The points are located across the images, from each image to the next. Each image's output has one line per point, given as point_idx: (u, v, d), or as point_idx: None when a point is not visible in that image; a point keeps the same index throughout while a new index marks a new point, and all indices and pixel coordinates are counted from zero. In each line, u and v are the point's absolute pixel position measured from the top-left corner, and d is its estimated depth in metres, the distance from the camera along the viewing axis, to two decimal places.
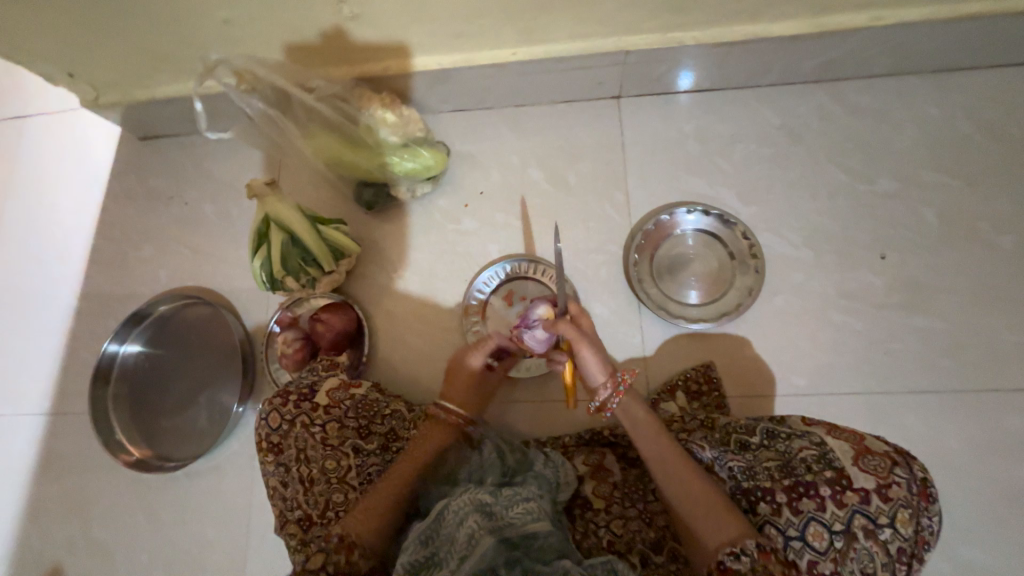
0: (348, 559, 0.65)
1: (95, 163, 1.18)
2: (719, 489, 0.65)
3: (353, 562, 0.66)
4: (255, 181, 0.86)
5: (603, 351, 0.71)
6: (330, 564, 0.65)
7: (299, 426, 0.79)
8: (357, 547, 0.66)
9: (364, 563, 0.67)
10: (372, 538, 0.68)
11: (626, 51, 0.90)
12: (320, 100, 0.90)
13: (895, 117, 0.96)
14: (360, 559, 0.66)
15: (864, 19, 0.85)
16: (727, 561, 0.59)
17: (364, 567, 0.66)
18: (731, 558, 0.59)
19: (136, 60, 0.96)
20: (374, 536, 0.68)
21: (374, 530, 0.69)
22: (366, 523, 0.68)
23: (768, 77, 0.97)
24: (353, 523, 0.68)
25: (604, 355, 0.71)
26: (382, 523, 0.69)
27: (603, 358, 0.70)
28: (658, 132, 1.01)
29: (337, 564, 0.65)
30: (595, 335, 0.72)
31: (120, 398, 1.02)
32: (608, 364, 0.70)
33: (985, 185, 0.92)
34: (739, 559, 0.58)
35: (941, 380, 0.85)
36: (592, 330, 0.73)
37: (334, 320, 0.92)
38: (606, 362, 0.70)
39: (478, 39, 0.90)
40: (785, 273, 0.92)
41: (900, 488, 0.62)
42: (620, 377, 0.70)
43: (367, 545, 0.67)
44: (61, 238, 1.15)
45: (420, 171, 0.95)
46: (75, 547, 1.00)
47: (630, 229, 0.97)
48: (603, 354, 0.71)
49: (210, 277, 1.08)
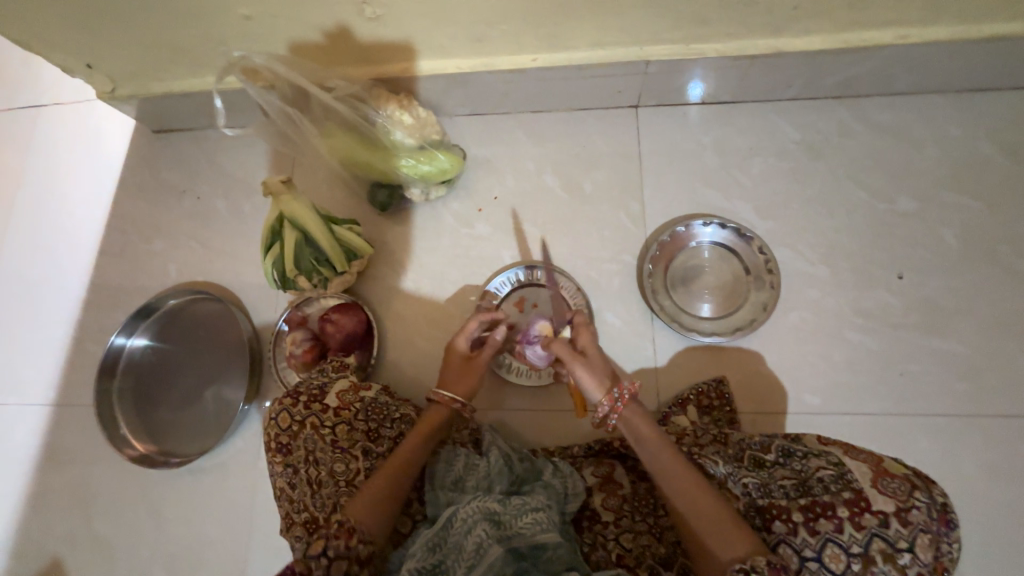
0: (348, 544, 0.62)
1: (108, 154, 1.18)
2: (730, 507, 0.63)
3: (352, 547, 0.63)
4: (271, 180, 0.85)
5: (599, 369, 0.74)
6: (330, 549, 0.61)
7: (308, 427, 0.78)
8: (357, 531, 0.64)
9: (364, 549, 0.63)
10: (375, 528, 0.66)
11: (647, 60, 0.90)
12: (338, 99, 0.89)
13: (915, 136, 0.96)
14: (359, 545, 0.63)
15: (888, 37, 0.84)
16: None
17: (362, 555, 0.63)
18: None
19: (155, 53, 0.96)
20: (375, 525, 0.66)
21: (377, 519, 0.66)
22: (369, 510, 0.67)
23: (788, 91, 0.97)
24: (356, 509, 0.66)
25: (602, 372, 0.74)
26: (384, 514, 0.67)
27: (598, 376, 0.73)
28: (676, 143, 1.00)
29: (337, 549, 0.62)
30: (592, 353, 0.76)
31: (125, 391, 1.02)
32: (605, 380, 0.73)
33: (1005, 207, 0.91)
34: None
35: (957, 403, 0.85)
36: (590, 348, 0.77)
37: (344, 322, 0.91)
38: (602, 379, 0.73)
39: (499, 44, 0.90)
40: (800, 289, 0.91)
41: (920, 513, 0.61)
42: (618, 394, 0.71)
43: (368, 531, 0.65)
44: (72, 228, 1.15)
45: (435, 175, 0.95)
46: (75, 540, 0.99)
47: (645, 239, 0.96)
48: (599, 372, 0.74)
49: (220, 273, 1.07)
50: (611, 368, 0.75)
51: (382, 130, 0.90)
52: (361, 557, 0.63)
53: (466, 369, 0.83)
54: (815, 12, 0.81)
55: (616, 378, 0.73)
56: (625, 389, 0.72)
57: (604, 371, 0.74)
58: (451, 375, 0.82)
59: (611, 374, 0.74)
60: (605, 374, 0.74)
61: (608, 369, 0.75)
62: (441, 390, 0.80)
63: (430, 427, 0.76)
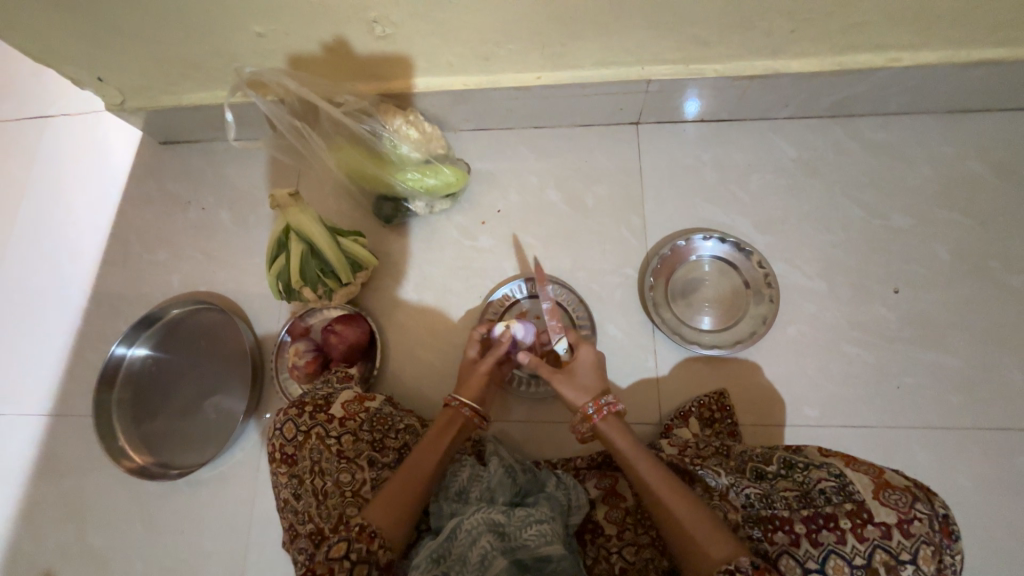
0: (369, 548, 0.64)
1: (114, 165, 1.19)
2: (713, 513, 0.65)
3: (373, 553, 0.64)
4: (278, 193, 0.86)
5: (581, 383, 0.79)
6: (352, 553, 0.63)
7: (313, 437, 0.78)
8: (378, 537, 0.65)
9: (385, 555, 0.64)
10: (394, 534, 0.66)
11: (649, 79, 0.93)
12: (348, 113, 0.91)
13: (908, 155, 0.99)
14: (380, 551, 0.64)
15: (882, 60, 0.88)
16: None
17: (382, 561, 0.64)
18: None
19: (166, 68, 0.98)
20: (395, 531, 0.67)
21: (396, 524, 0.67)
22: (390, 517, 0.67)
23: (785, 110, 1.00)
24: (376, 514, 0.67)
25: (584, 387, 0.79)
26: (402, 518, 0.68)
27: (578, 389, 0.78)
28: (676, 159, 1.03)
29: (359, 553, 0.63)
30: (580, 369, 0.80)
31: (124, 401, 1.01)
32: (585, 395, 0.78)
33: (995, 224, 0.94)
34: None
35: (954, 417, 0.86)
36: (581, 364, 0.80)
37: (347, 333, 0.91)
38: (580, 393, 0.78)
39: (506, 62, 0.92)
40: (799, 303, 0.93)
41: (921, 524, 0.62)
42: (592, 409, 0.76)
43: (388, 537, 0.66)
44: (75, 238, 1.15)
45: (441, 188, 0.96)
46: (68, 553, 0.97)
47: (646, 253, 0.98)
48: (581, 387, 0.79)
49: (223, 283, 1.08)
50: (599, 383, 0.79)
51: (388, 143, 0.91)
52: (382, 562, 0.64)
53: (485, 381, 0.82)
54: (811, 36, 0.84)
55: (599, 394, 0.78)
56: (601, 405, 0.76)
57: (587, 385, 0.79)
58: (463, 381, 0.83)
59: (595, 388, 0.79)
60: (588, 388, 0.78)
61: (593, 385, 0.79)
62: (459, 397, 0.80)
63: (441, 432, 0.77)
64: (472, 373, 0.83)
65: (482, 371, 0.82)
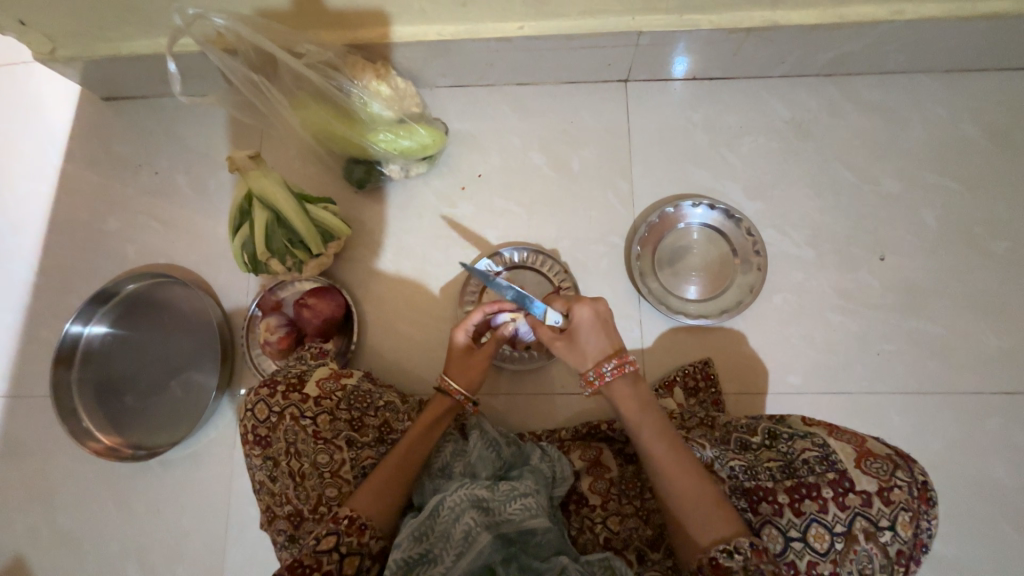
0: (359, 540, 0.63)
1: (53, 123, 1.08)
2: (715, 483, 0.64)
3: (363, 543, 0.63)
4: (237, 154, 0.78)
5: (584, 349, 0.72)
6: (341, 546, 0.62)
7: (287, 418, 0.74)
8: (368, 527, 0.64)
9: (375, 544, 0.64)
10: (381, 518, 0.65)
11: (640, 31, 0.86)
12: (309, 66, 0.82)
13: (902, 116, 0.96)
14: (371, 540, 0.64)
15: (884, 12, 0.83)
16: (719, 558, 0.58)
17: (372, 548, 0.64)
18: (724, 555, 0.58)
19: (99, 10, 0.86)
20: (384, 514, 0.66)
21: (386, 507, 0.66)
22: (378, 502, 0.66)
23: (780, 68, 0.95)
24: (365, 503, 0.65)
25: (585, 352, 0.72)
26: (391, 501, 0.67)
27: (579, 355, 0.72)
28: (667, 119, 0.97)
29: (348, 546, 0.62)
30: (580, 333, 0.72)
31: (84, 383, 0.95)
32: (587, 361, 0.72)
33: (983, 189, 0.93)
34: (732, 556, 0.58)
35: (929, 381, 0.87)
36: (581, 327, 0.72)
37: (321, 307, 0.86)
38: (583, 360, 0.72)
39: (485, 9, 0.84)
40: (786, 271, 0.92)
41: (901, 491, 0.63)
42: (594, 375, 0.71)
43: (378, 525, 0.65)
44: (16, 206, 1.05)
45: (416, 151, 0.89)
46: (39, 536, 0.94)
47: (633, 222, 0.94)
48: (583, 352, 0.72)
49: (184, 254, 1.00)
50: (603, 345, 0.72)
51: (358, 100, 0.83)
52: (371, 551, 0.64)
53: (476, 363, 0.77)
54: None
55: (601, 359, 0.71)
56: (603, 371, 0.70)
57: (589, 352, 0.72)
58: (458, 369, 0.77)
59: (601, 351, 0.72)
60: (591, 354, 0.72)
61: (596, 348, 0.72)
62: (451, 380, 0.76)
63: (437, 420, 0.74)
64: (467, 359, 0.78)
65: (477, 359, 0.78)
